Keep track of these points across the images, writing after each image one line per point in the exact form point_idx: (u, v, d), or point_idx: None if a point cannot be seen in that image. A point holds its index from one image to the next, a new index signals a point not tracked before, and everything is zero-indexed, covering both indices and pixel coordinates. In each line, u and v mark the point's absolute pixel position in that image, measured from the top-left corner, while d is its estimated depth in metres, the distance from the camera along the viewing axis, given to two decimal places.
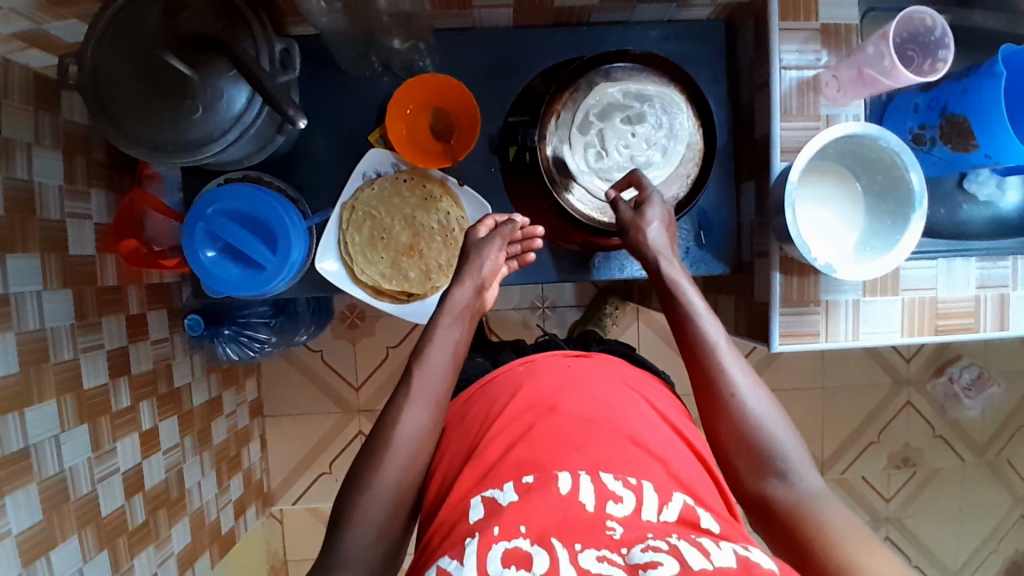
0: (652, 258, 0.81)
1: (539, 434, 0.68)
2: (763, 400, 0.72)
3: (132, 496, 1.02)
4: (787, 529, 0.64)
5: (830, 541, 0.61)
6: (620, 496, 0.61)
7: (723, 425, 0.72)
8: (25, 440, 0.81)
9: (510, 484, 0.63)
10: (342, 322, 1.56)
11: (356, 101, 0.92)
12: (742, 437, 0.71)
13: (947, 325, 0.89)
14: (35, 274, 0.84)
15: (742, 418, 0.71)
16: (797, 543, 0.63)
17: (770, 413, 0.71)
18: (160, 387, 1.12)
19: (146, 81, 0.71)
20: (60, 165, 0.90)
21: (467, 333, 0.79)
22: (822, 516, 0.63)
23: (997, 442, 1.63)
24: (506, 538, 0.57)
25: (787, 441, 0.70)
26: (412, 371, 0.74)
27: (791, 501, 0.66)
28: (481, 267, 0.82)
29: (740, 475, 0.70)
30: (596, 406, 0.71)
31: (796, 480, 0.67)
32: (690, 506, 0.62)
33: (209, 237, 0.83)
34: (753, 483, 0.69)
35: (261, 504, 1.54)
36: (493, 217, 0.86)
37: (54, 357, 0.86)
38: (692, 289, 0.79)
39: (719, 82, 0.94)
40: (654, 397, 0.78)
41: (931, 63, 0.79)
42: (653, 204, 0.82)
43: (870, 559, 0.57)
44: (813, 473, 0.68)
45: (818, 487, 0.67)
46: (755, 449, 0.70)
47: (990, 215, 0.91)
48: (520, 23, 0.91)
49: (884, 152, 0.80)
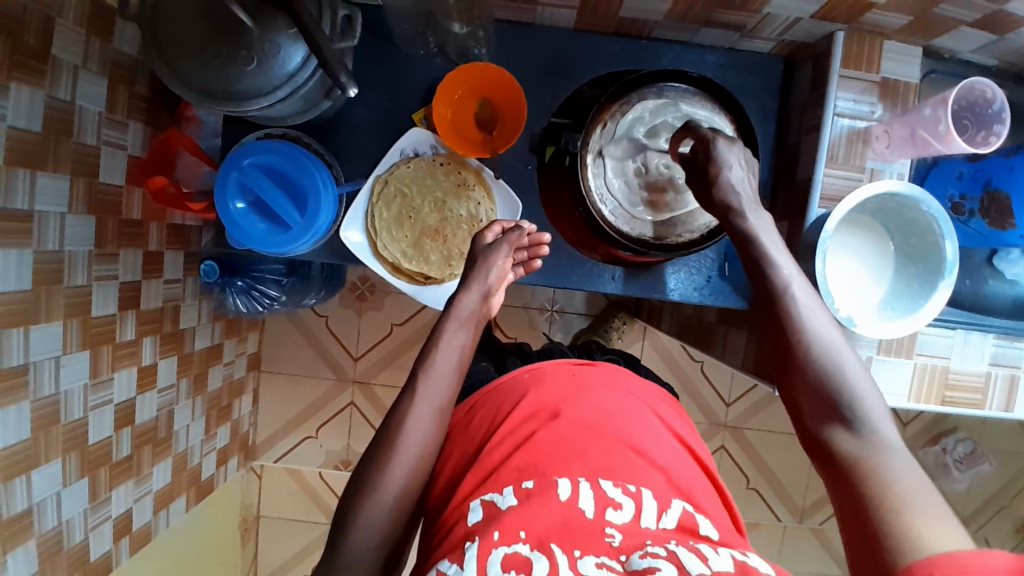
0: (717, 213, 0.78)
1: (541, 439, 0.68)
2: (841, 349, 0.68)
3: (120, 429, 1.02)
4: (847, 483, 0.61)
5: (889, 500, 0.57)
6: (619, 503, 0.61)
7: (794, 374, 0.69)
8: (25, 357, 0.82)
9: (510, 488, 0.63)
10: (351, 292, 1.57)
11: (406, 78, 0.92)
12: (815, 388, 0.67)
13: (953, 397, 0.89)
14: (62, 197, 0.85)
15: (814, 364, 0.68)
16: (850, 496, 0.60)
17: (848, 360, 0.67)
18: (165, 327, 1.13)
19: (205, 25, 0.71)
20: (102, 92, 0.90)
21: (472, 339, 0.78)
22: (891, 473, 0.59)
23: (978, 519, 1.62)
24: (505, 543, 0.57)
25: (864, 392, 0.65)
26: (417, 378, 0.74)
27: (855, 455, 0.62)
28: (487, 273, 0.81)
29: (809, 425, 0.67)
30: (600, 415, 0.72)
31: (868, 434, 0.63)
32: (689, 513, 0.64)
33: (241, 189, 0.83)
34: (821, 435, 0.66)
35: (244, 457, 1.55)
36: (499, 222, 0.85)
37: (67, 281, 0.87)
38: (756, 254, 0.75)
39: (770, 118, 0.94)
40: (661, 410, 0.79)
41: (985, 135, 0.77)
42: (734, 148, 0.78)
43: (942, 529, 0.53)
44: (890, 428, 0.63)
45: (894, 443, 0.62)
46: (824, 399, 0.66)
47: (1014, 295, 0.90)
48: (581, 27, 0.91)
49: (922, 216, 0.79)
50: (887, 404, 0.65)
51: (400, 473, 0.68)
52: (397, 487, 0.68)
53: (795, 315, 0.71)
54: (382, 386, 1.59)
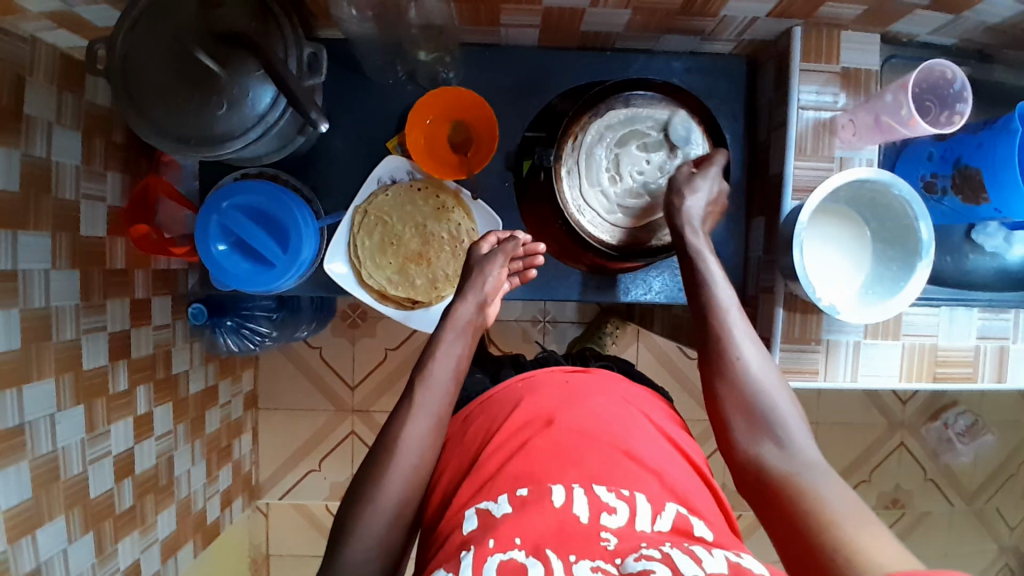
0: (679, 225, 0.81)
1: (536, 446, 0.68)
2: (768, 370, 0.72)
3: (121, 480, 1.02)
4: (778, 498, 0.64)
5: (824, 511, 0.60)
6: (614, 507, 0.62)
7: (725, 395, 0.72)
8: (21, 418, 0.82)
9: (505, 496, 0.64)
10: (343, 321, 1.57)
11: (378, 107, 0.93)
12: (747, 407, 0.71)
13: (945, 374, 0.90)
14: (45, 253, 0.85)
15: (745, 386, 0.71)
16: (787, 510, 0.62)
17: (773, 383, 0.72)
18: (158, 373, 1.12)
19: (175, 74, 0.71)
20: (78, 146, 0.91)
21: (469, 348, 0.80)
22: (819, 486, 0.63)
23: (986, 491, 1.64)
24: (500, 550, 0.57)
25: (788, 412, 0.70)
26: (416, 386, 0.75)
27: (784, 471, 0.66)
28: (483, 284, 0.83)
29: (738, 446, 0.70)
30: (594, 420, 0.72)
31: (793, 452, 0.67)
32: (683, 515, 0.64)
33: (222, 231, 0.83)
34: (750, 454, 0.69)
35: (248, 497, 1.54)
36: (494, 232, 0.87)
37: (56, 336, 0.87)
38: (715, 264, 0.79)
39: (738, 116, 0.95)
40: (655, 414, 0.79)
41: (948, 116, 0.79)
42: (708, 176, 0.82)
43: (873, 537, 0.56)
44: (811, 448, 0.68)
45: (817, 460, 0.66)
46: (754, 418, 0.70)
47: (995, 267, 0.92)
48: (546, 43, 0.92)
49: (894, 200, 0.81)
50: (807, 425, 0.70)
51: (398, 490, 0.69)
52: (396, 501, 0.69)
53: (728, 336, 0.74)
54: (382, 412, 1.59)
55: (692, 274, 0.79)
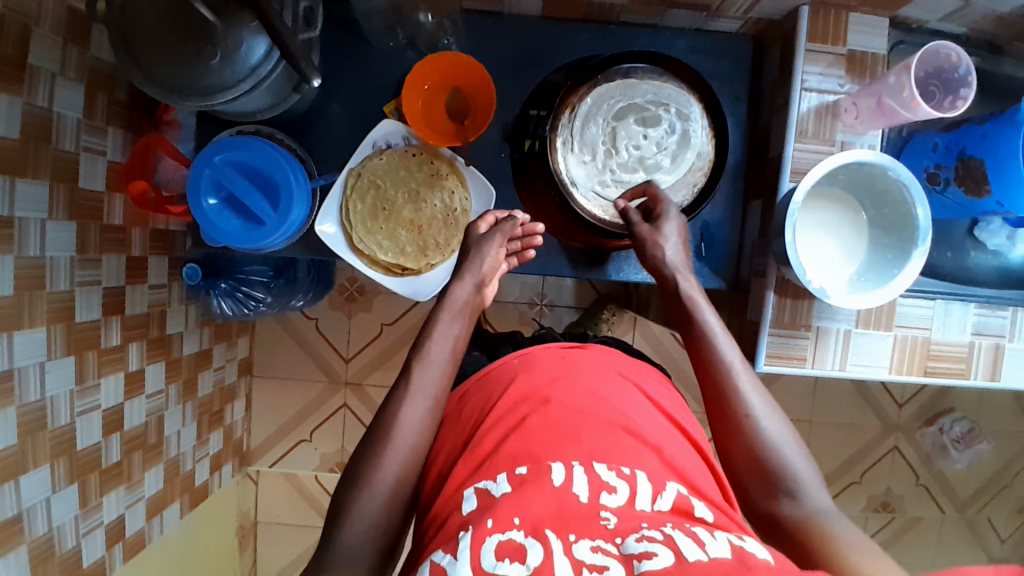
0: (668, 276, 0.82)
1: (533, 425, 0.67)
2: (774, 420, 0.72)
3: (109, 435, 1.02)
4: (795, 543, 0.65)
5: (837, 553, 0.61)
6: (614, 487, 0.61)
7: (735, 448, 0.72)
8: (10, 363, 0.82)
9: (504, 476, 0.63)
10: (340, 294, 1.57)
11: (378, 72, 0.93)
12: (755, 461, 0.71)
13: (937, 368, 0.89)
14: (42, 204, 0.85)
15: (755, 439, 0.71)
16: (807, 556, 0.63)
17: (783, 432, 0.72)
18: (152, 332, 1.13)
19: (170, 22, 0.71)
20: (80, 99, 0.91)
21: (467, 329, 0.81)
22: (830, 531, 0.64)
23: (979, 500, 1.62)
24: (499, 530, 0.56)
25: (796, 460, 0.70)
26: (414, 366, 0.76)
27: (800, 519, 0.66)
28: (481, 264, 0.84)
29: (753, 497, 0.71)
30: (590, 399, 0.71)
31: (804, 498, 0.68)
32: (684, 495, 0.63)
33: (214, 185, 0.83)
34: (763, 502, 0.70)
35: (239, 463, 1.55)
36: (493, 213, 0.88)
37: (49, 286, 0.88)
38: (711, 313, 0.79)
39: (740, 99, 0.94)
40: (650, 388, 0.79)
41: (952, 99, 0.78)
42: (670, 219, 0.83)
43: None
44: (821, 493, 0.69)
45: (830, 506, 0.67)
46: (764, 470, 0.70)
47: (997, 266, 0.90)
48: (550, 15, 0.92)
49: (893, 184, 0.79)
50: (818, 471, 0.70)
51: (379, 453, 0.69)
52: (372, 463, 0.69)
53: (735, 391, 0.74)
54: (375, 387, 1.59)
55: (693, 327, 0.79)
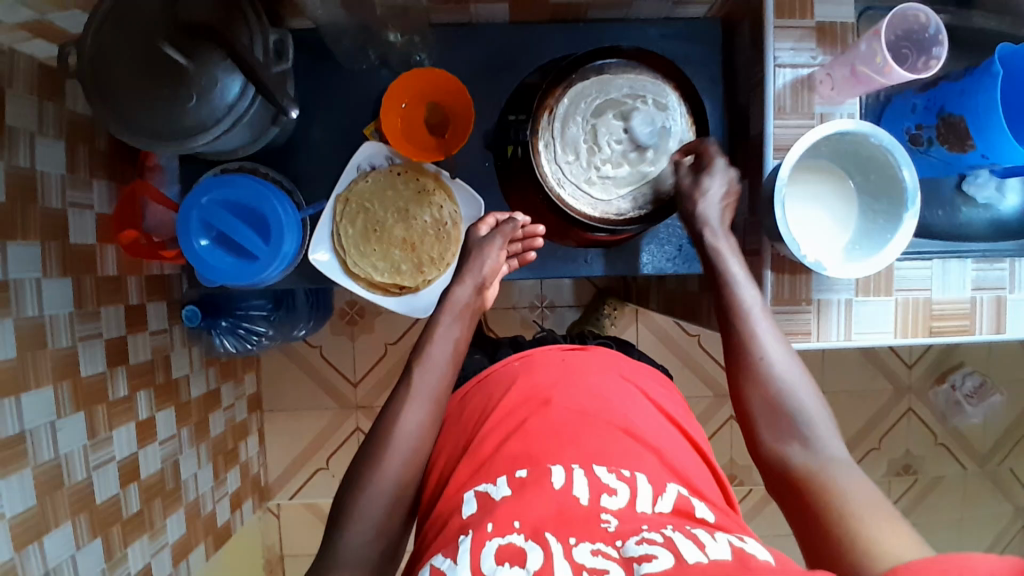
0: (698, 226, 0.83)
1: (532, 427, 0.68)
2: (792, 369, 0.74)
3: (126, 485, 1.02)
4: (799, 487, 0.66)
5: (836, 497, 0.61)
6: (614, 488, 0.61)
7: (750, 391, 0.74)
8: (20, 426, 0.82)
9: (504, 478, 0.63)
10: (341, 318, 1.57)
11: (355, 94, 0.93)
12: (770, 406, 0.73)
13: (941, 328, 0.89)
14: (35, 262, 0.85)
15: (770, 385, 0.73)
16: (806, 500, 0.64)
17: (800, 381, 0.73)
18: (158, 378, 1.13)
19: (142, 69, 0.71)
20: (61, 154, 0.91)
21: (467, 331, 0.82)
22: (839, 477, 0.64)
23: (999, 451, 1.62)
24: (499, 534, 0.56)
25: (812, 410, 0.71)
26: (414, 368, 0.77)
27: (805, 464, 0.67)
28: (481, 266, 0.84)
29: (764, 442, 0.72)
30: (591, 400, 0.71)
31: (815, 446, 0.68)
32: (684, 497, 0.62)
33: (204, 225, 0.83)
34: (774, 445, 0.71)
35: (258, 498, 1.55)
36: (493, 215, 0.88)
37: (51, 344, 0.88)
38: (737, 261, 0.81)
39: (716, 81, 0.95)
40: (654, 392, 0.78)
41: (925, 61, 0.79)
42: (715, 173, 0.83)
43: (886, 523, 0.56)
44: (836, 443, 0.69)
45: (840, 453, 0.67)
46: (778, 416, 0.72)
47: (989, 218, 0.91)
48: (518, 20, 0.92)
49: (876, 150, 0.80)
50: (834, 424, 0.71)
51: (393, 471, 0.69)
52: (390, 483, 0.69)
53: (752, 337, 0.76)
54: None
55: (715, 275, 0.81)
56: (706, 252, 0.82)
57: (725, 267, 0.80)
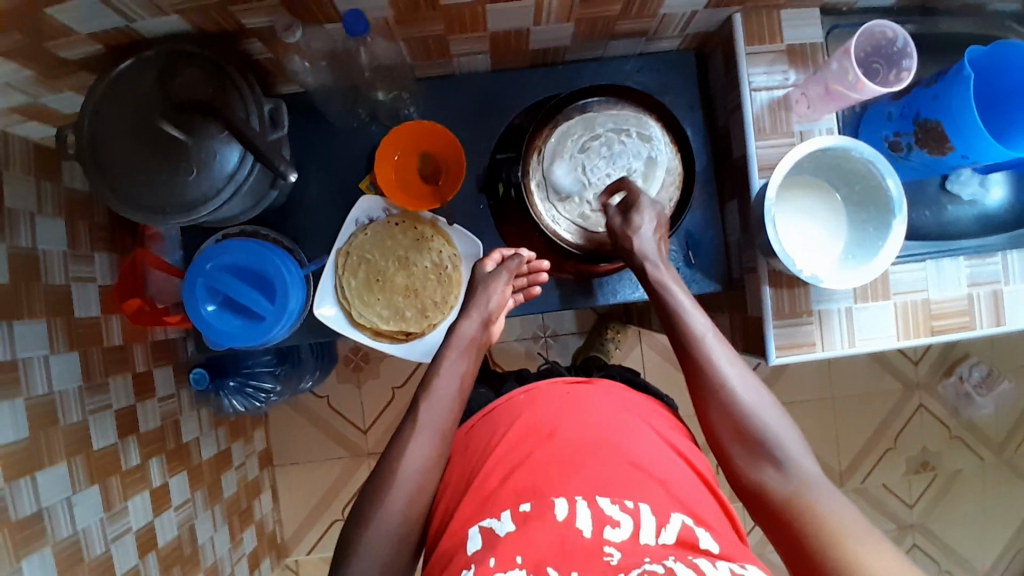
0: (639, 263, 0.83)
1: (538, 460, 0.68)
2: (752, 389, 0.75)
3: (145, 555, 1.01)
4: (782, 516, 0.67)
5: (826, 532, 0.63)
6: (617, 520, 0.62)
7: (719, 418, 0.75)
8: (37, 505, 0.82)
9: (507, 513, 0.65)
10: (346, 365, 1.57)
11: (347, 150, 0.96)
12: (739, 431, 0.73)
13: (942, 326, 0.90)
14: (42, 340, 0.86)
15: (736, 410, 0.74)
16: (792, 534, 0.65)
17: (760, 400, 0.75)
18: (169, 444, 1.13)
19: (143, 147, 0.74)
20: (62, 231, 0.92)
21: (473, 366, 0.82)
22: (817, 501, 0.66)
23: (1015, 440, 1.61)
24: (502, 569, 0.58)
25: (778, 429, 0.73)
26: (419, 404, 0.76)
27: (784, 490, 0.69)
28: (487, 301, 0.85)
29: (739, 470, 0.73)
30: (594, 431, 0.71)
31: (791, 469, 0.70)
32: (688, 526, 0.63)
33: (210, 291, 0.85)
34: (749, 472, 0.72)
35: (276, 556, 1.52)
36: (498, 252, 0.90)
37: (62, 420, 0.88)
38: (682, 291, 0.81)
39: (695, 108, 0.98)
40: (658, 424, 0.77)
41: (896, 73, 0.82)
42: (645, 210, 0.84)
43: (883, 562, 0.59)
44: (807, 459, 0.71)
45: (813, 471, 0.70)
46: (749, 441, 0.73)
47: (976, 214, 0.93)
48: (499, 66, 0.95)
49: (858, 162, 0.82)
50: (801, 438, 0.73)
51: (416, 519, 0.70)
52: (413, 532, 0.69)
53: (710, 363, 0.76)
54: None
55: (662, 305, 0.81)
56: (650, 285, 0.82)
57: (674, 299, 0.80)
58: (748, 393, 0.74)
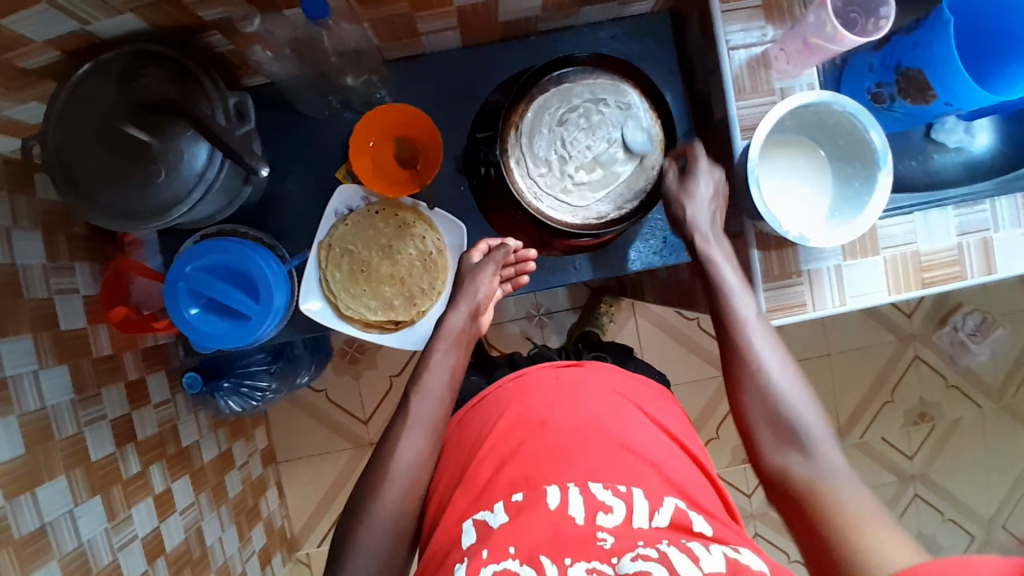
0: (690, 234, 0.85)
1: (529, 450, 0.68)
2: (789, 377, 0.77)
3: (154, 560, 1.01)
4: (801, 507, 0.70)
5: (840, 519, 0.66)
6: (610, 506, 0.62)
7: (750, 399, 0.77)
8: (40, 520, 0.82)
9: (500, 504, 0.64)
10: (342, 357, 1.57)
11: (322, 141, 0.94)
12: (771, 416, 0.76)
13: (932, 278, 0.89)
14: (29, 355, 0.85)
15: (770, 396, 0.76)
16: (808, 521, 0.68)
17: (796, 388, 0.77)
18: (169, 449, 1.12)
19: (110, 152, 0.72)
20: (40, 244, 0.90)
21: (462, 357, 0.83)
22: (839, 493, 0.69)
23: (1011, 384, 1.63)
24: (495, 560, 0.57)
25: (809, 419, 0.75)
26: (411, 398, 0.78)
27: (807, 479, 0.71)
28: (475, 292, 0.85)
29: (767, 451, 0.75)
30: (586, 418, 0.71)
31: (816, 459, 0.72)
32: (681, 509, 0.63)
33: (192, 295, 0.83)
34: (776, 455, 0.75)
35: (288, 550, 1.54)
36: (485, 241, 0.89)
37: (57, 434, 0.87)
38: (731, 270, 0.83)
39: (673, 73, 0.96)
40: (650, 406, 0.77)
41: (875, 22, 0.79)
42: (702, 176, 0.85)
43: (889, 545, 0.61)
44: (834, 452, 0.73)
45: (839, 465, 0.71)
46: (779, 425, 0.75)
47: (962, 160, 0.93)
48: (470, 43, 0.93)
49: (841, 116, 0.81)
50: (833, 433, 0.75)
51: None
52: None
53: (748, 346, 0.79)
54: None
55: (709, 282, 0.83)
56: (700, 261, 0.85)
57: (720, 278, 0.82)
58: (785, 380, 0.77)
